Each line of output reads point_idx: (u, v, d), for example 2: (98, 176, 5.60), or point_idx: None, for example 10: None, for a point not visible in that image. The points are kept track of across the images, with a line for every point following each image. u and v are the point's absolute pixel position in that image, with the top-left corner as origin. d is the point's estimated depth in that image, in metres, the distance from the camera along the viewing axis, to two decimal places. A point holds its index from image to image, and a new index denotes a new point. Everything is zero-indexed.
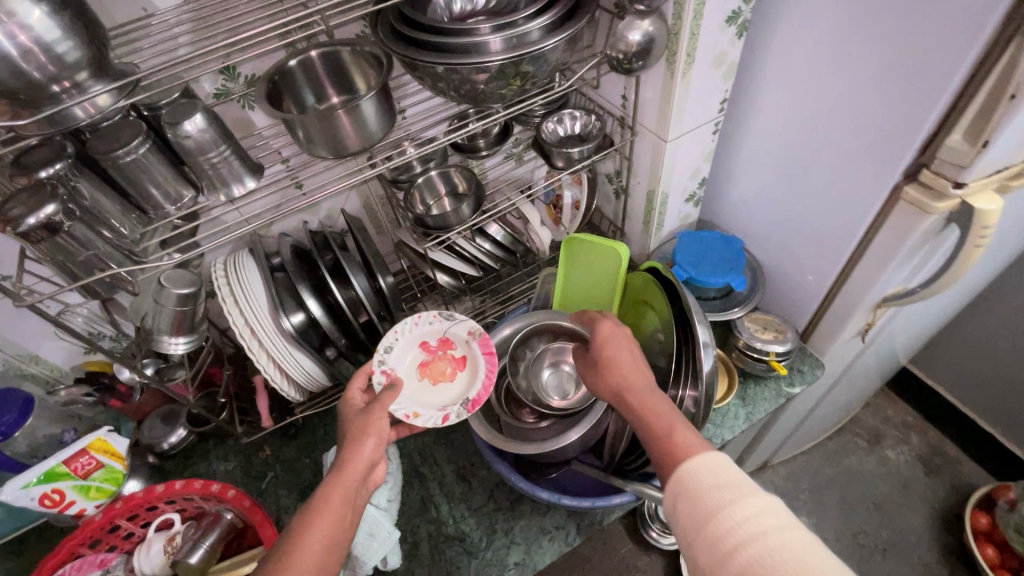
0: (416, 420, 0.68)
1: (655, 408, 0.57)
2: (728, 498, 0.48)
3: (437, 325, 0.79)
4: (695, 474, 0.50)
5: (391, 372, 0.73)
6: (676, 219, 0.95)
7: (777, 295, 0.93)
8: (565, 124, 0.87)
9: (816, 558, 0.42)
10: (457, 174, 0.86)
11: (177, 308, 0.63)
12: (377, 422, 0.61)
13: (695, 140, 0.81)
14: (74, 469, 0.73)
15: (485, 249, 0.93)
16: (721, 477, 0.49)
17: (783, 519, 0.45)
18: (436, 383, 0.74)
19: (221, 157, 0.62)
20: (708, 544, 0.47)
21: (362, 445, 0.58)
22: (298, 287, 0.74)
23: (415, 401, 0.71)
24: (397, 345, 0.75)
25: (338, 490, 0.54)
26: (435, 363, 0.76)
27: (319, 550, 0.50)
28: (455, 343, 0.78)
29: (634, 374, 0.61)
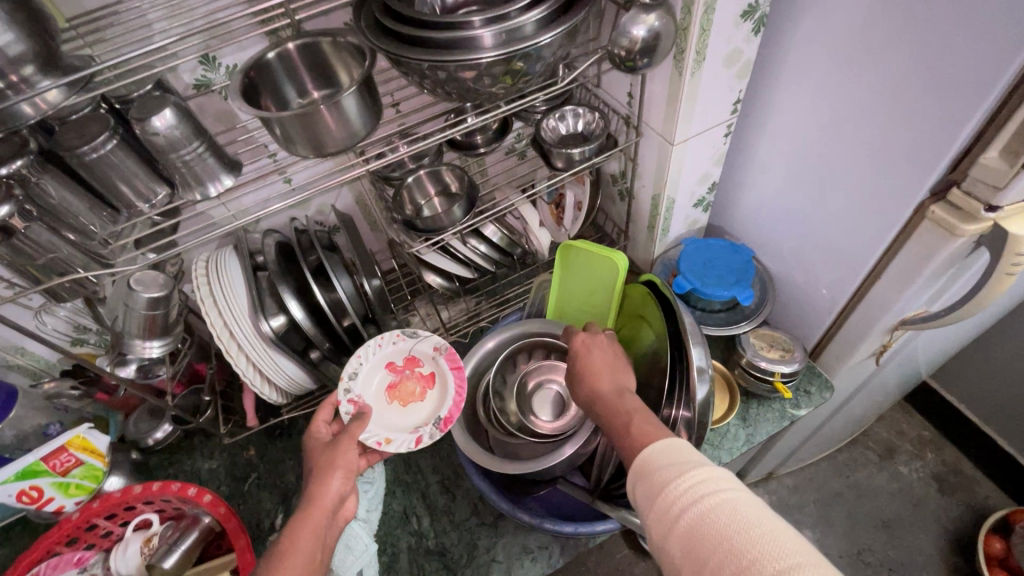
0: (389, 447, 0.68)
1: (619, 404, 0.57)
2: (676, 469, 0.47)
3: (402, 343, 0.77)
4: (649, 454, 0.50)
5: (359, 400, 0.72)
6: (682, 224, 0.89)
7: (788, 309, 0.88)
8: (567, 122, 0.82)
9: (755, 516, 0.43)
10: (449, 173, 0.82)
11: (148, 312, 0.61)
12: (343, 454, 0.62)
13: (705, 144, 0.76)
14: (53, 466, 0.72)
15: (480, 251, 0.89)
16: (671, 450, 0.49)
17: (726, 482, 0.45)
18: (406, 405, 0.73)
19: (194, 155, 0.59)
20: (659, 515, 0.47)
21: (329, 478, 0.59)
22: (279, 288, 0.71)
23: (386, 426, 0.71)
24: (362, 369, 0.74)
25: (307, 527, 0.55)
26: (403, 384, 0.75)
27: None
28: (421, 361, 0.77)
29: (604, 378, 0.61)
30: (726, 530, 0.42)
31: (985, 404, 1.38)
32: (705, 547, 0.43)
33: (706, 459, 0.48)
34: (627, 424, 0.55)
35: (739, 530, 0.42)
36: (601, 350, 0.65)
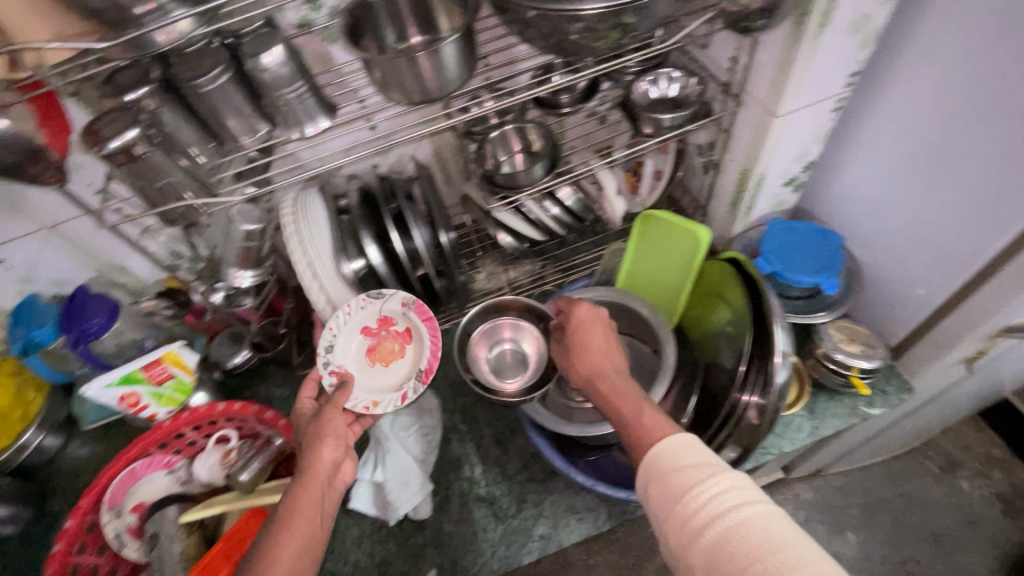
0: (377, 410, 0.72)
1: (624, 391, 0.58)
2: (695, 476, 0.47)
3: (370, 306, 0.76)
4: (663, 455, 0.49)
5: (340, 369, 0.74)
6: (768, 204, 0.85)
7: (872, 304, 0.83)
8: (660, 86, 0.78)
9: (782, 532, 0.42)
10: (534, 131, 0.81)
11: (244, 243, 0.64)
12: (330, 423, 0.66)
13: (809, 119, 0.71)
14: (149, 376, 0.80)
15: (553, 213, 0.87)
16: (688, 456, 0.49)
17: (750, 494, 0.44)
18: (388, 364, 0.76)
19: (296, 94, 0.61)
20: (679, 527, 0.46)
21: (320, 447, 0.62)
22: (360, 232, 0.74)
23: (371, 389, 0.74)
24: (337, 341, 0.75)
25: (307, 492, 0.58)
26: (383, 345, 0.77)
27: (299, 544, 0.54)
28: (394, 318, 0.77)
29: (605, 359, 0.62)
30: (754, 548, 0.41)
31: None
32: (732, 566, 0.42)
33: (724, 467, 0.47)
34: (636, 412, 0.55)
35: (768, 549, 0.41)
36: (597, 325, 0.66)
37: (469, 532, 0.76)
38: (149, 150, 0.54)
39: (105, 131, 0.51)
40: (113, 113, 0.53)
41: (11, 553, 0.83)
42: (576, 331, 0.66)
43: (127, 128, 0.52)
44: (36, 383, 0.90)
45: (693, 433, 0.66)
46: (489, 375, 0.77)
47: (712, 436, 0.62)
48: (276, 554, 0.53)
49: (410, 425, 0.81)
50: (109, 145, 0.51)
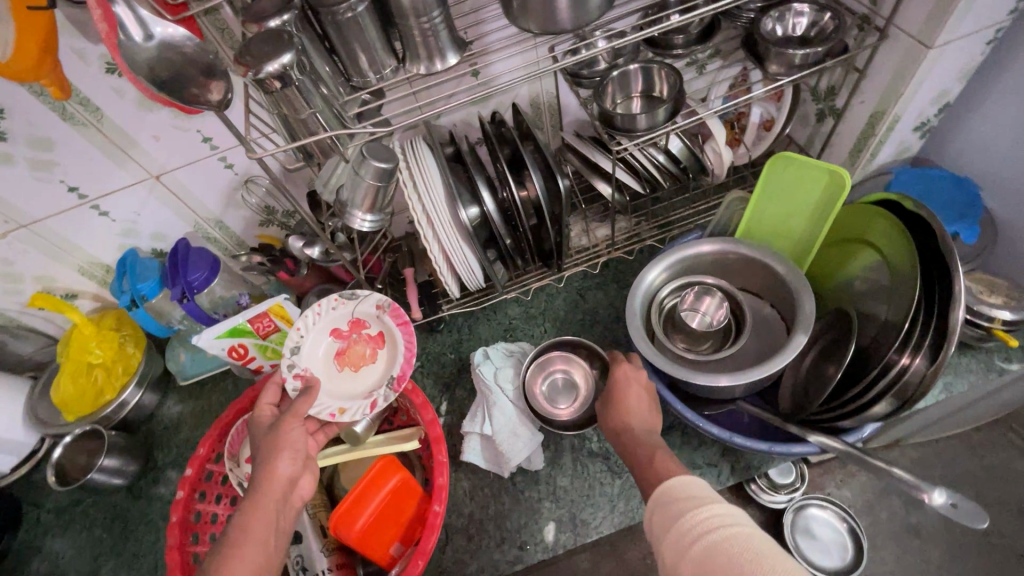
0: (344, 416, 0.70)
1: (647, 446, 0.59)
2: (692, 502, 0.48)
3: (342, 308, 0.77)
4: (667, 490, 0.52)
5: (305, 371, 0.72)
6: (892, 151, 0.80)
7: (1007, 255, 0.78)
8: (789, 22, 0.73)
9: (765, 549, 0.42)
10: (658, 72, 0.76)
11: (373, 182, 0.62)
12: (288, 434, 0.61)
13: (961, 51, 0.66)
14: (256, 328, 0.79)
15: (659, 160, 0.84)
16: (692, 488, 0.50)
17: (741, 518, 0.45)
18: (357, 369, 0.74)
19: (432, 24, 0.58)
20: (670, 544, 0.46)
21: (276, 462, 0.59)
22: (475, 178, 0.72)
23: (337, 395, 0.72)
24: (305, 342, 0.74)
25: (260, 511, 0.55)
26: (352, 349, 0.75)
27: (260, 543, 0.53)
28: (367, 321, 0.77)
29: (637, 415, 0.63)
30: (738, 555, 0.42)
31: None
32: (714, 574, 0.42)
33: (721, 498, 0.48)
34: (650, 459, 0.57)
35: (748, 555, 0.42)
36: (637, 381, 0.67)
37: (587, 487, 0.74)
38: (299, 77, 0.52)
39: (257, 54, 0.49)
40: (264, 37, 0.50)
41: (122, 503, 0.84)
42: (614, 385, 0.67)
43: (281, 51, 0.49)
44: (134, 337, 0.90)
45: (845, 384, 0.63)
46: (541, 402, 0.78)
47: (869, 384, 0.58)
48: (234, 551, 0.51)
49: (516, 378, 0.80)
50: (264, 68, 0.48)
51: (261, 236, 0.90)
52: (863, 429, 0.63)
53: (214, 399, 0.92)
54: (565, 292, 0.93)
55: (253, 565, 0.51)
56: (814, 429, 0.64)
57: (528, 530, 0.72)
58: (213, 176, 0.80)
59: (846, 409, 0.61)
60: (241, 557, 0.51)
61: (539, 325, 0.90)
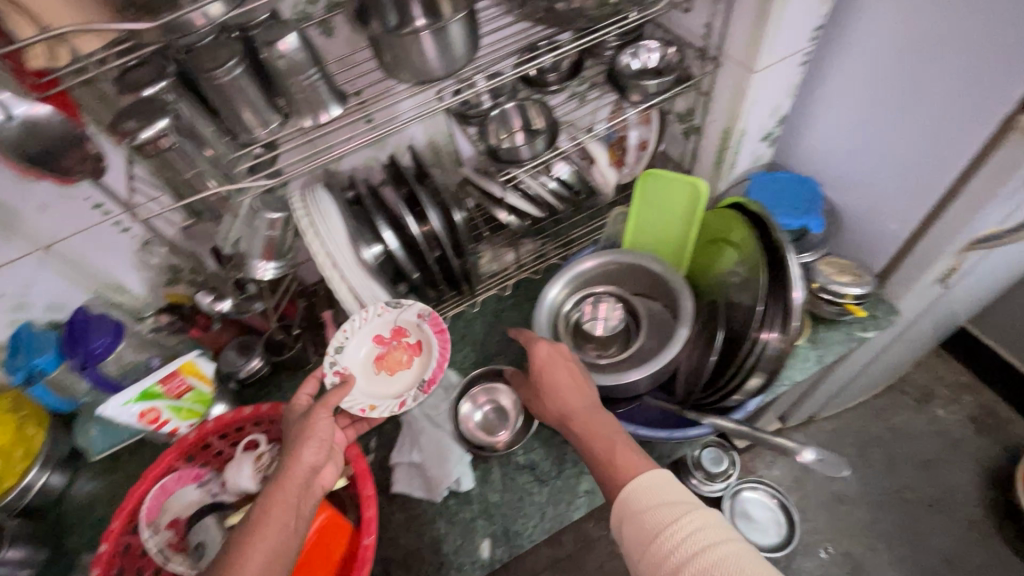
0: (374, 413, 0.76)
1: (600, 431, 0.63)
2: (668, 514, 0.53)
3: (386, 315, 0.81)
4: (637, 495, 0.56)
5: (345, 370, 0.79)
6: (749, 160, 0.92)
7: (852, 239, 0.90)
8: (642, 57, 0.84)
9: (749, 562, 0.48)
10: (532, 108, 0.84)
11: (268, 233, 0.66)
12: (315, 424, 0.66)
13: (781, 73, 0.78)
14: (167, 390, 0.79)
15: (550, 187, 0.93)
16: (663, 494, 0.55)
17: (720, 535, 0.50)
18: (393, 373, 0.80)
19: (310, 81, 0.62)
20: (655, 562, 0.52)
21: (301, 449, 0.64)
22: (375, 219, 0.76)
23: (369, 393, 0.79)
24: (348, 343, 0.80)
25: (278, 500, 0.59)
26: (391, 354, 0.81)
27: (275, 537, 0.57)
28: (408, 329, 0.82)
29: (577, 399, 0.67)
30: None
31: None
32: None
33: (694, 506, 0.54)
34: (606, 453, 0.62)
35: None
36: (562, 364, 0.70)
37: (517, 500, 0.77)
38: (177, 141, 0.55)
39: (136, 122, 0.52)
40: (137, 106, 0.54)
41: None
42: (544, 372, 0.70)
43: (156, 118, 0.53)
44: (35, 417, 0.84)
45: (723, 366, 0.71)
46: (479, 434, 0.81)
47: (738, 367, 0.67)
48: (250, 547, 0.55)
49: (440, 406, 0.84)
50: (139, 135, 0.52)
51: (168, 296, 0.89)
52: (745, 405, 0.72)
53: (132, 469, 0.88)
54: (481, 316, 0.97)
55: (269, 552, 0.56)
56: (703, 412, 0.72)
57: (464, 551, 0.74)
58: (110, 238, 0.79)
59: (727, 388, 0.69)
60: (261, 542, 0.56)
61: (460, 350, 0.94)
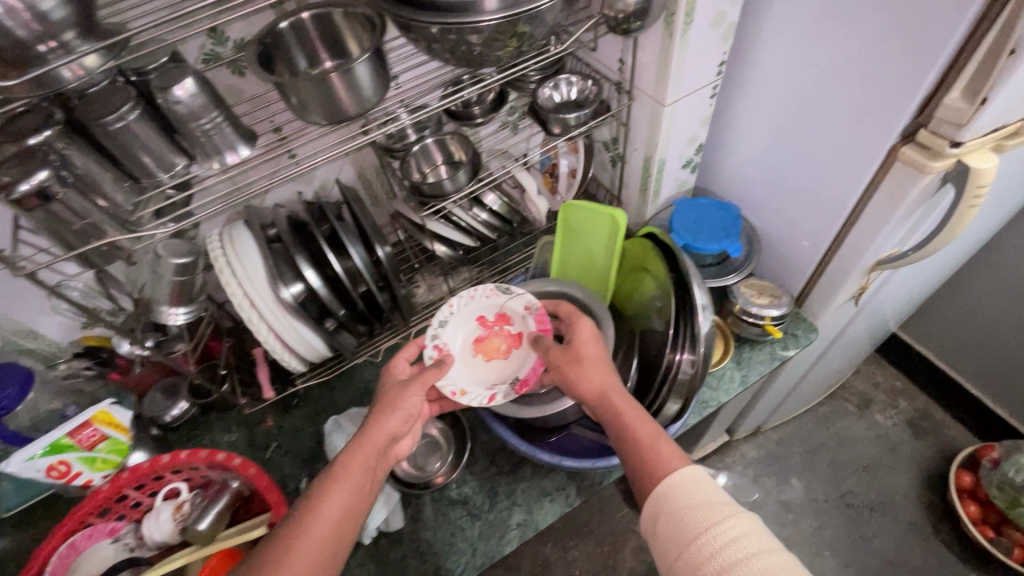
0: (463, 398, 0.74)
1: (639, 415, 0.63)
2: (710, 516, 0.53)
3: (494, 299, 0.81)
4: (675, 491, 0.56)
5: (444, 346, 0.77)
6: (672, 186, 0.95)
7: (772, 261, 0.94)
8: (562, 90, 0.86)
9: (796, 575, 0.48)
10: (452, 142, 0.85)
11: (175, 279, 0.63)
12: (404, 397, 0.68)
13: (692, 104, 0.81)
14: (79, 441, 0.74)
15: (482, 219, 0.92)
16: (705, 494, 0.55)
17: (762, 545, 0.50)
18: (490, 360, 0.77)
19: (213, 124, 0.61)
20: (693, 562, 0.52)
21: (387, 417, 0.65)
22: (296, 257, 0.74)
23: (465, 376, 0.76)
24: (452, 320, 0.79)
25: (350, 470, 0.61)
26: (490, 339, 0.78)
27: (339, 505, 0.58)
28: (512, 318, 0.80)
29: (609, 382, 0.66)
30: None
31: (954, 350, 1.44)
32: None
33: (738, 510, 0.53)
34: (652, 439, 0.61)
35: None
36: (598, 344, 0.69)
37: (448, 537, 0.76)
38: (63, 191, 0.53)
39: (14, 174, 0.51)
40: (18, 159, 0.52)
41: None
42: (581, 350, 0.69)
43: (35, 169, 0.52)
44: None
45: (642, 392, 0.73)
46: (412, 472, 0.80)
47: (655, 395, 0.69)
48: (311, 520, 0.57)
49: None
50: (17, 189, 0.51)
51: (86, 338, 0.86)
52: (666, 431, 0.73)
53: (46, 524, 0.83)
54: None
55: (322, 546, 0.56)
56: None
57: None
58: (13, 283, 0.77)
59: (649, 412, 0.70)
60: (328, 504, 0.58)
61: None
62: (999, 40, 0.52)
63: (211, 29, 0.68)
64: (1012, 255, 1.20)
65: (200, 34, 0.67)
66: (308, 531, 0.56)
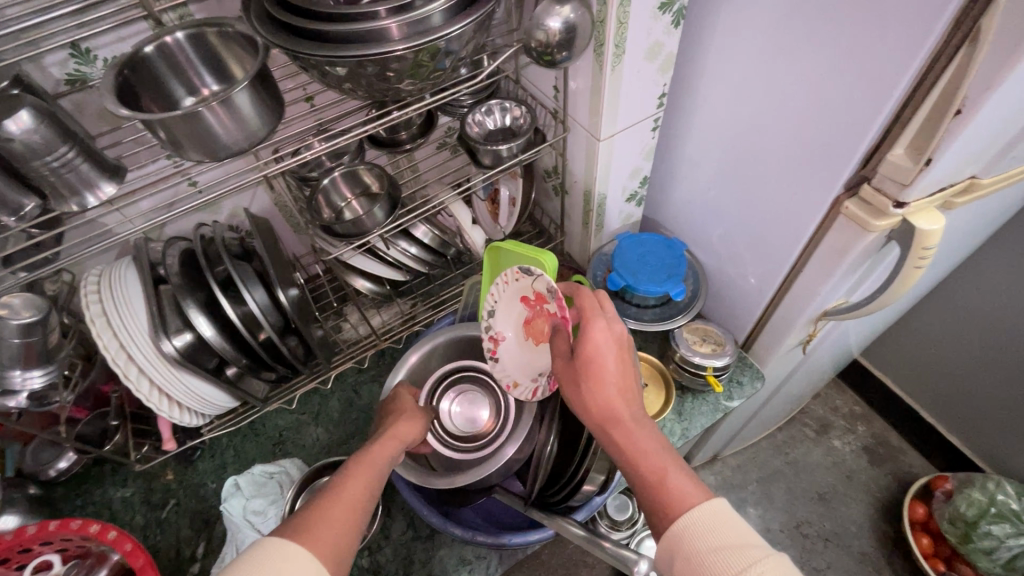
0: (515, 391, 0.72)
1: (645, 446, 0.53)
2: (739, 560, 0.43)
3: (523, 280, 0.67)
4: (694, 530, 0.47)
5: (499, 336, 0.73)
6: (617, 219, 0.89)
7: (719, 302, 0.89)
8: (494, 116, 0.79)
9: None
10: (367, 173, 0.77)
11: (22, 340, 0.56)
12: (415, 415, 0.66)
13: (632, 138, 0.75)
14: None
15: (411, 253, 0.83)
16: (729, 533, 0.45)
17: None
18: (539, 346, 0.70)
19: (63, 162, 0.52)
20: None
21: (400, 427, 0.63)
22: (183, 304, 0.65)
23: (520, 365, 0.73)
24: (499, 307, 0.72)
25: (370, 463, 0.55)
26: (535, 323, 0.69)
27: (362, 490, 0.52)
28: (546, 298, 0.65)
29: (621, 399, 0.55)
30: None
31: (910, 378, 1.43)
32: None
33: (771, 552, 0.43)
34: (659, 475, 0.51)
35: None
36: (613, 349, 0.57)
37: None
38: None
39: None
40: None
41: None
42: (590, 359, 0.57)
43: None
44: None
45: (563, 456, 0.69)
46: None
47: (580, 460, 0.65)
48: (335, 500, 0.49)
49: (266, 509, 0.74)
50: None
51: None
52: (590, 502, 0.69)
53: None
54: (338, 391, 0.90)
55: (346, 518, 0.48)
56: (548, 510, 0.66)
57: None
58: None
59: (573, 479, 0.65)
60: (352, 486, 0.51)
61: (311, 431, 0.86)
62: (945, 94, 0.47)
63: (74, 47, 0.60)
64: (965, 286, 1.18)
65: (59, 52, 0.59)
66: (332, 511, 0.48)
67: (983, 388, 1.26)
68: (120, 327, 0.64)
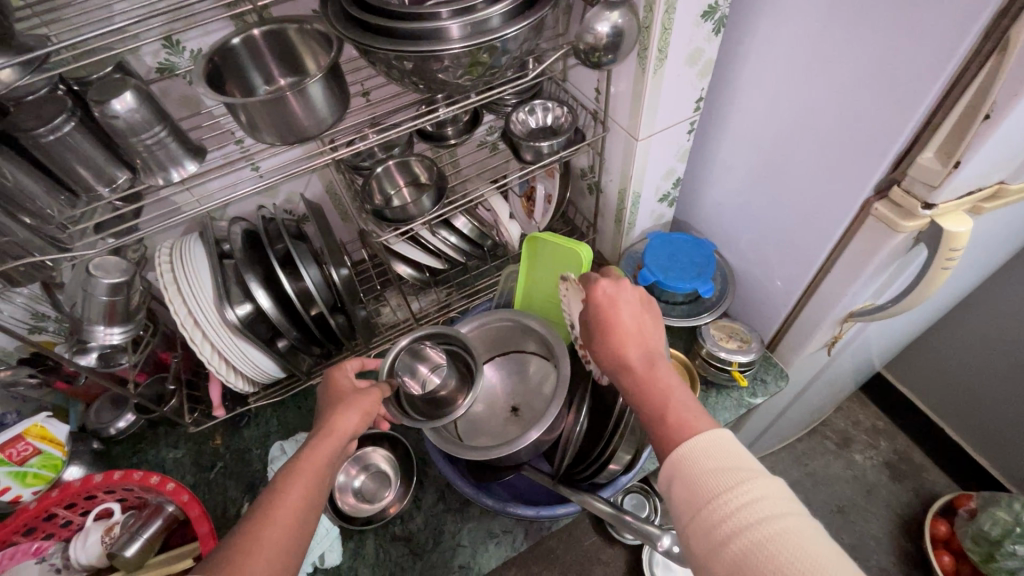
0: None
1: (653, 384, 0.53)
2: (726, 481, 0.44)
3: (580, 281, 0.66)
4: (691, 456, 0.47)
5: None
6: (649, 219, 0.93)
7: (746, 302, 0.91)
8: (537, 115, 0.83)
9: (810, 539, 0.40)
10: (417, 164, 0.83)
11: (108, 299, 0.62)
12: (359, 397, 0.62)
13: (668, 139, 0.79)
14: (10, 455, 0.73)
15: (451, 242, 0.88)
16: (721, 453, 0.46)
17: (782, 506, 0.42)
18: None
19: (156, 139, 0.58)
20: (704, 531, 0.44)
21: (342, 418, 0.58)
22: (246, 277, 0.70)
23: None
24: None
25: (303, 476, 0.52)
26: None
27: (293, 512, 0.50)
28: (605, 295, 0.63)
29: (631, 344, 0.56)
30: (786, 564, 0.39)
31: (936, 393, 1.42)
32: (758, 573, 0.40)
33: (762, 471, 0.45)
34: (662, 407, 0.51)
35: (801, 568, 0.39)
36: (629, 302, 0.59)
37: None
38: None
39: None
40: None
41: None
42: (601, 312, 0.59)
43: None
44: None
45: (591, 439, 0.73)
46: (363, 506, 0.77)
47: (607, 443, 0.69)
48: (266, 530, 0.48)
49: None
50: None
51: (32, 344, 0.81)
52: (616, 482, 0.72)
53: None
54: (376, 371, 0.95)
55: (286, 532, 0.49)
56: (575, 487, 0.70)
57: None
58: None
59: (599, 459, 0.70)
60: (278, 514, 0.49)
61: None
62: (977, 99, 0.49)
63: (166, 39, 0.67)
64: (995, 302, 1.18)
65: (153, 44, 0.66)
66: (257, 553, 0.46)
67: (1009, 406, 1.25)
68: (187, 295, 0.70)
